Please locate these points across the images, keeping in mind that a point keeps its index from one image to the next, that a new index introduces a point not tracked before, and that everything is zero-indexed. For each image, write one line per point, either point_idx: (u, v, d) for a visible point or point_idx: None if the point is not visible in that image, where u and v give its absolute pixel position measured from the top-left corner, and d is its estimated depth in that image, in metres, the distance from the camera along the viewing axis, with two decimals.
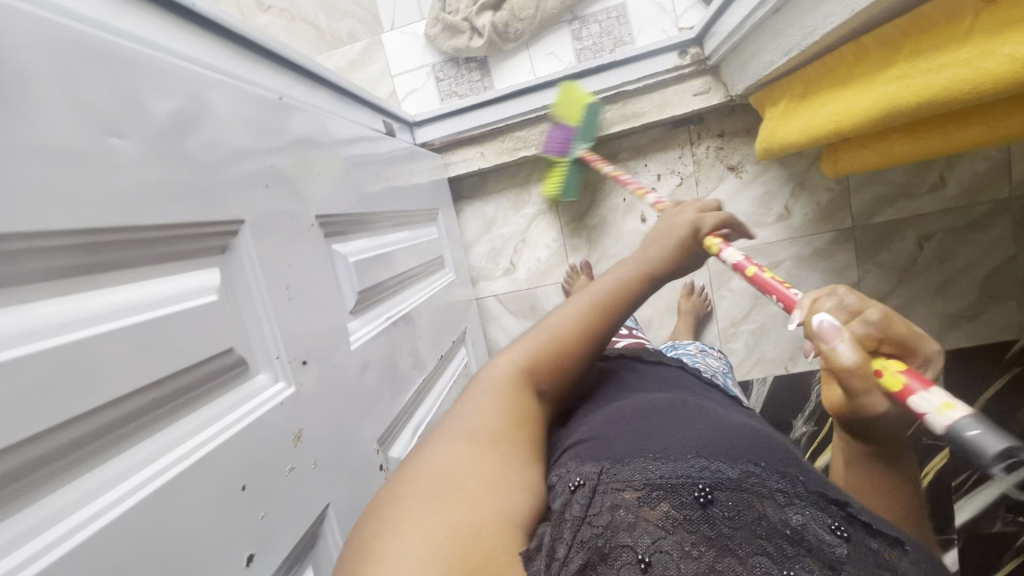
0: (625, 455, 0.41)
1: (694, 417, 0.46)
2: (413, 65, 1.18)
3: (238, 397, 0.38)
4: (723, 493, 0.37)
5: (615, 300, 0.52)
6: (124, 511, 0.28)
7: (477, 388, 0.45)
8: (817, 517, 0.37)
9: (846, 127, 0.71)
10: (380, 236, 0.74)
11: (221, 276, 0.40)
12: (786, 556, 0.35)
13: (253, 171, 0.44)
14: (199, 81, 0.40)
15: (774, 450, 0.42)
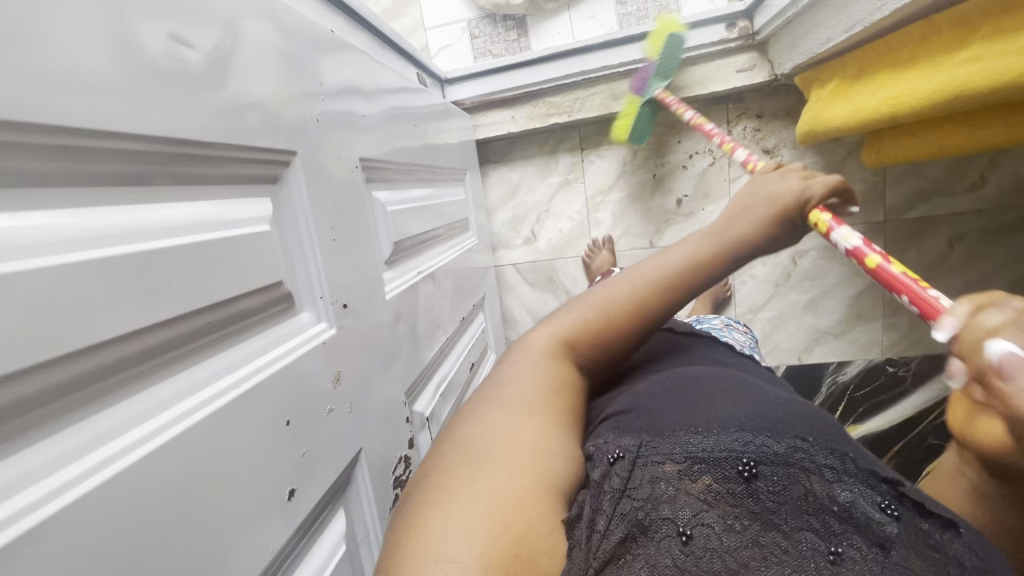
0: (668, 429, 0.41)
1: (739, 394, 0.46)
2: (448, 19, 1.14)
3: (280, 333, 0.38)
4: (768, 466, 0.36)
5: (683, 273, 0.50)
6: (175, 434, 0.27)
7: (516, 356, 0.47)
8: (870, 497, 0.36)
9: (905, 110, 0.69)
10: (413, 190, 0.72)
11: (271, 207, 0.39)
12: (833, 533, 0.34)
13: (299, 103, 0.43)
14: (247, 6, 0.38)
15: (819, 429, 0.41)
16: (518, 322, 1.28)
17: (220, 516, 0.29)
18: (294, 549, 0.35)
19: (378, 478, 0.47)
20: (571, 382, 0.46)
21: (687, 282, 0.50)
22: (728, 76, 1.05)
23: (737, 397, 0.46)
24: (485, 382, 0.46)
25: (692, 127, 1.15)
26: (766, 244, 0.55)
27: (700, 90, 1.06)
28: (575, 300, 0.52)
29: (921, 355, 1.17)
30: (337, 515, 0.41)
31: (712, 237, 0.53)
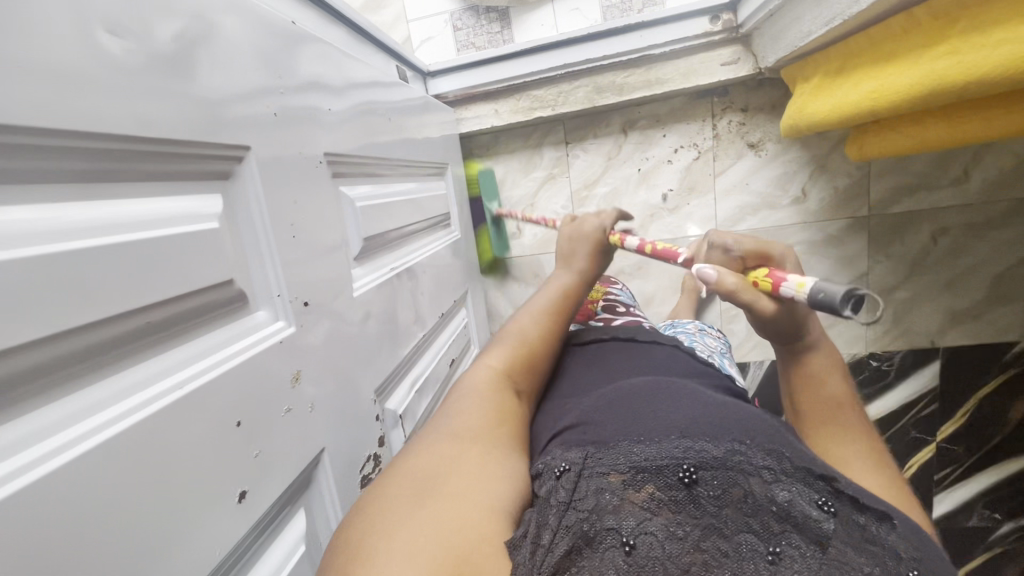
0: (614, 440, 0.43)
1: (681, 399, 0.48)
2: (430, 10, 1.11)
3: (233, 332, 0.37)
4: (706, 473, 0.39)
5: (559, 305, 0.63)
6: (108, 441, 0.26)
7: (457, 393, 0.50)
8: (807, 495, 0.39)
9: (883, 105, 0.69)
10: (389, 185, 0.71)
11: (222, 203, 0.37)
12: (773, 532, 0.37)
13: (261, 95, 0.42)
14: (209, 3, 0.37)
15: (759, 432, 0.44)
16: (503, 317, 1.28)
17: (162, 521, 0.28)
18: (246, 552, 0.35)
19: (344, 477, 0.46)
20: (516, 413, 0.50)
21: (563, 311, 0.63)
22: (713, 69, 1.04)
23: (675, 396, 0.49)
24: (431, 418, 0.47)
25: (677, 121, 1.14)
26: (597, 271, 0.70)
27: (684, 84, 1.05)
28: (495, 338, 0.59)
29: (904, 350, 1.19)
30: (294, 517, 0.40)
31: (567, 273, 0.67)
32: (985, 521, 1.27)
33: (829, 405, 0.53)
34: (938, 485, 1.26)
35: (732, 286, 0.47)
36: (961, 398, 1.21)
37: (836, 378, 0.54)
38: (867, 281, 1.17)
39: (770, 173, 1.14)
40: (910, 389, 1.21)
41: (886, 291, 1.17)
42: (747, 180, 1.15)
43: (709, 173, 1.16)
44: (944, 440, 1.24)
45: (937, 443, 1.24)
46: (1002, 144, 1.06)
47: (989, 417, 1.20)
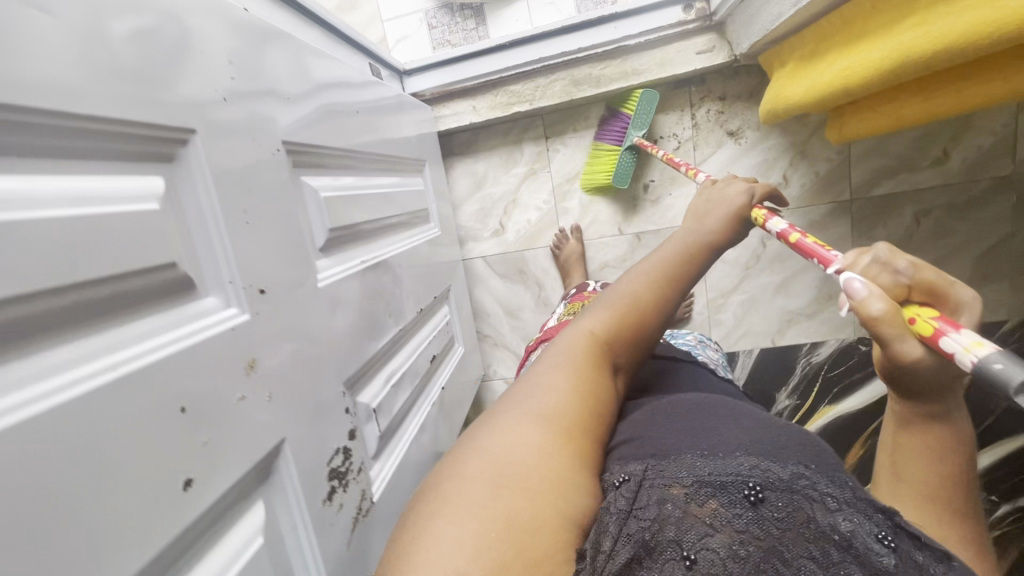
0: (682, 454, 0.44)
1: (742, 421, 0.49)
2: (405, 10, 1.12)
3: (178, 316, 0.35)
4: (772, 495, 0.39)
5: (678, 273, 0.56)
6: (33, 416, 0.25)
7: (550, 360, 0.48)
8: (873, 528, 0.38)
9: (854, 83, 0.68)
10: (361, 178, 0.70)
11: (164, 185, 0.36)
12: (831, 562, 0.36)
13: (216, 73, 0.40)
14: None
15: (825, 461, 0.44)
16: (489, 315, 1.27)
17: (96, 510, 0.27)
18: (190, 545, 0.33)
19: (308, 469, 0.45)
20: (607, 390, 0.48)
21: (682, 281, 0.57)
22: (688, 58, 1.04)
23: (740, 421, 0.50)
24: (510, 392, 0.47)
25: (656, 112, 1.14)
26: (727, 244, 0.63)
27: (660, 74, 1.05)
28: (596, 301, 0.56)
29: None
30: (252, 509, 0.38)
31: (694, 238, 0.60)
32: None
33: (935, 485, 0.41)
34: None
35: (880, 316, 0.35)
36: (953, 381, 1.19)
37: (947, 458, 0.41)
38: None
39: (752, 160, 1.14)
40: None
41: None
42: (729, 168, 1.15)
43: (689, 163, 1.15)
44: None
45: None
46: (979, 123, 1.07)
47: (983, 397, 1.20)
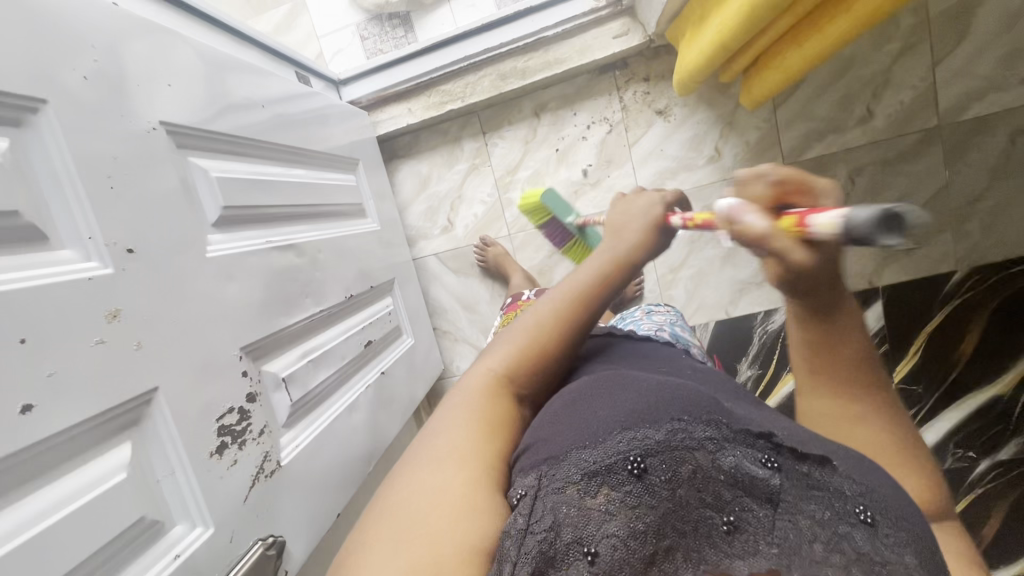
0: (564, 445, 0.40)
1: (630, 386, 0.46)
2: (338, 25, 1.18)
3: (28, 261, 0.38)
4: (656, 457, 0.37)
5: (575, 312, 0.53)
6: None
7: (450, 403, 0.48)
8: (748, 452, 0.38)
9: (728, 38, 0.73)
10: (274, 170, 0.74)
11: (15, 146, 0.39)
12: (727, 502, 0.36)
13: (75, 54, 0.44)
14: None
15: (699, 401, 0.43)
16: (446, 311, 1.29)
17: None
18: (27, 469, 0.35)
19: (188, 419, 0.47)
20: (516, 421, 0.48)
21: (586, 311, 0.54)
22: (606, 43, 1.07)
23: (626, 385, 0.47)
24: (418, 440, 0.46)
25: (586, 98, 1.18)
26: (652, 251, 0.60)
27: (581, 61, 1.09)
28: (502, 334, 0.55)
29: None
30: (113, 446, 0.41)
31: (606, 264, 0.56)
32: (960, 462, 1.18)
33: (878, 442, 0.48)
34: None
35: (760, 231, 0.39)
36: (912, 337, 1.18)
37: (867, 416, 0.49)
38: None
39: (683, 136, 1.17)
40: None
41: None
42: (662, 146, 1.18)
43: (624, 144, 1.18)
44: (902, 380, 1.19)
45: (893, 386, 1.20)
46: (898, 78, 1.09)
47: (940, 351, 1.17)
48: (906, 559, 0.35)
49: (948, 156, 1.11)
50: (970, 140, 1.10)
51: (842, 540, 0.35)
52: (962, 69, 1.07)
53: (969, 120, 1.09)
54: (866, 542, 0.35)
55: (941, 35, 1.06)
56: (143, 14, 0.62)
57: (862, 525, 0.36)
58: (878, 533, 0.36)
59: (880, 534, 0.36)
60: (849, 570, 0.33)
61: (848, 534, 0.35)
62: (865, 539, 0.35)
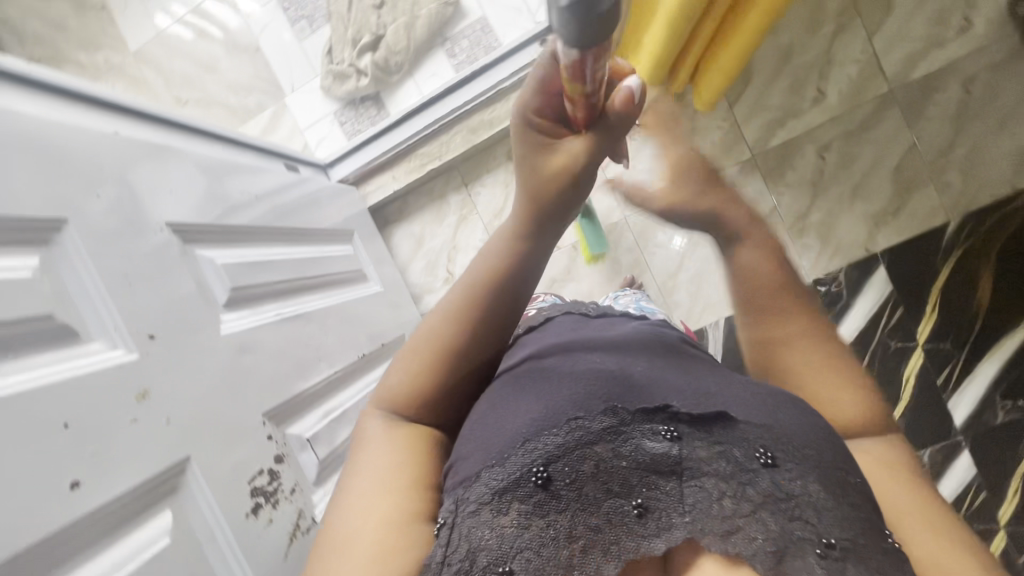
0: (475, 468, 0.41)
1: (541, 384, 0.48)
2: (317, 116, 1.29)
3: (64, 357, 0.43)
4: (557, 463, 0.39)
5: (482, 292, 0.52)
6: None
7: (374, 434, 0.48)
8: (648, 430, 0.41)
9: (660, 53, 0.81)
10: (276, 249, 0.80)
11: (44, 260, 0.45)
12: (634, 486, 0.39)
13: (84, 177, 0.51)
14: (37, 123, 0.48)
15: (598, 389, 0.45)
16: None
17: None
18: (75, 542, 0.39)
19: (220, 484, 0.51)
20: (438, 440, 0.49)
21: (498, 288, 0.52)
22: None
23: (538, 385, 0.48)
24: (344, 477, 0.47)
25: None
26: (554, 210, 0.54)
27: None
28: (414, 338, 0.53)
29: (844, 266, 1.20)
30: (157, 515, 0.45)
31: (510, 232, 0.53)
32: (1015, 413, 1.12)
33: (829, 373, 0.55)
34: (946, 392, 1.15)
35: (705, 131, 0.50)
36: (923, 295, 1.16)
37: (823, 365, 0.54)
38: (780, 214, 1.21)
39: None
40: (869, 303, 1.19)
41: (803, 218, 1.20)
42: (633, 162, 1.24)
43: None
44: (927, 341, 1.16)
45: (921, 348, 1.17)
46: (840, 56, 1.15)
47: (954, 303, 1.15)
48: (809, 488, 0.39)
49: (907, 116, 1.15)
50: (925, 97, 1.14)
51: (747, 487, 0.39)
52: (897, 35, 1.13)
53: (918, 79, 1.13)
54: (769, 484, 0.39)
55: (869, 10, 1.13)
56: (148, 136, 0.71)
57: (763, 469, 0.39)
58: (780, 473, 0.39)
59: (783, 471, 0.39)
60: (755, 516, 0.38)
61: (751, 478, 0.39)
62: (769, 481, 0.39)
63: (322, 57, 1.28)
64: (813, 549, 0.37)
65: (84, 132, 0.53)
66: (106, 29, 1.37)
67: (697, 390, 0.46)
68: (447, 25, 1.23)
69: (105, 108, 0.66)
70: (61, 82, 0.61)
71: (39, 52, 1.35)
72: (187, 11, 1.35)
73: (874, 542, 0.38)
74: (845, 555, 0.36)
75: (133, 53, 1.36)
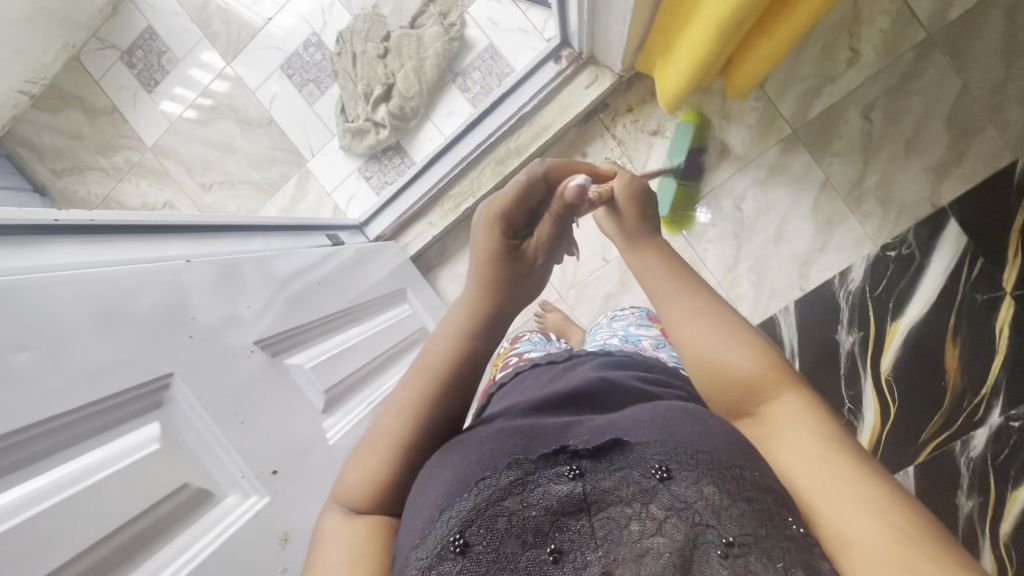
0: (401, 557, 0.37)
1: (452, 447, 0.44)
2: (343, 176, 1.28)
3: (205, 523, 0.43)
4: (472, 527, 0.35)
5: (439, 379, 0.50)
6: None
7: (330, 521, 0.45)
8: (552, 473, 0.38)
9: (701, 57, 0.77)
10: (348, 332, 0.79)
11: (164, 425, 0.44)
12: (547, 531, 0.35)
13: (178, 323, 0.49)
14: (118, 276, 0.46)
15: (505, 441, 0.41)
16: None
17: None
18: None
19: None
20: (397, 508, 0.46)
21: (454, 378, 0.50)
22: (581, 94, 1.12)
23: (449, 449, 0.45)
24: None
25: (582, 148, 1.21)
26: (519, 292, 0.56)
27: (565, 119, 1.13)
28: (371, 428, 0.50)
29: (911, 225, 1.13)
30: None
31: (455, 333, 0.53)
32: None
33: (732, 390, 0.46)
34: None
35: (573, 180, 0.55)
36: (1002, 240, 1.08)
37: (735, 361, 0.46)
38: (834, 185, 1.16)
39: None
40: (945, 259, 1.11)
41: (858, 185, 1.15)
42: None
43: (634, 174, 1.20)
44: (1015, 287, 1.08)
45: (1012, 295, 1.08)
46: (867, 11, 1.10)
47: None
48: (704, 491, 0.35)
49: (953, 58, 1.08)
50: (968, 36, 1.07)
51: (648, 506, 0.36)
52: None
53: (956, 18, 1.07)
54: (670, 497, 0.36)
55: None
56: (213, 249, 0.70)
57: (661, 484, 0.36)
58: (676, 484, 0.36)
59: (679, 482, 0.36)
60: (662, 531, 0.35)
61: (651, 495, 0.36)
62: (668, 494, 0.36)
63: (336, 117, 1.27)
64: (715, 551, 0.33)
65: (165, 268, 0.51)
66: (122, 130, 1.37)
67: (598, 422, 0.43)
68: (455, 60, 1.21)
69: (163, 233, 0.65)
70: (120, 219, 0.60)
71: (62, 164, 1.35)
72: (196, 95, 1.35)
73: (777, 531, 0.34)
74: (745, 551, 0.33)
75: (152, 148, 1.37)
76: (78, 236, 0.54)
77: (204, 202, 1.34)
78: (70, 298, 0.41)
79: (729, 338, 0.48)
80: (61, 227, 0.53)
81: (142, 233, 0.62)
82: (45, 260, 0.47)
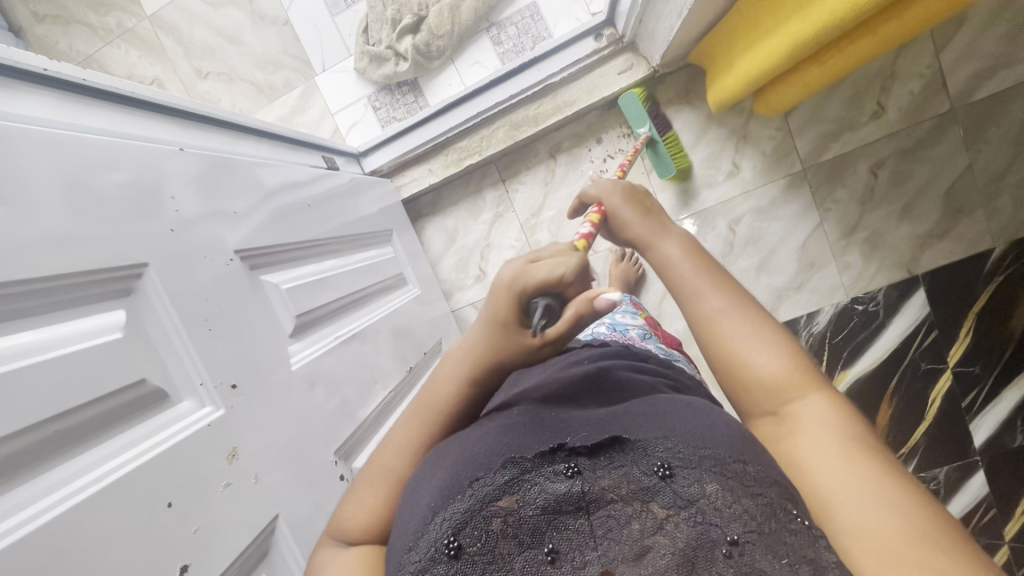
0: (398, 557, 0.37)
1: (450, 448, 0.44)
2: (350, 100, 1.23)
3: (156, 425, 0.42)
4: (466, 529, 0.35)
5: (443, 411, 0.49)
6: (19, 541, 0.31)
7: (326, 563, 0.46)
8: (549, 472, 0.38)
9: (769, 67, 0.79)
10: (329, 264, 0.76)
11: (127, 315, 0.42)
12: (543, 529, 0.35)
13: (158, 213, 0.47)
14: (105, 149, 0.44)
15: (500, 442, 0.41)
16: None
17: None
18: None
19: (302, 532, 0.52)
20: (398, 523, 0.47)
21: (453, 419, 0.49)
22: (612, 80, 1.09)
23: (446, 448, 0.45)
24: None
25: (596, 134, 1.19)
26: (569, 333, 0.45)
27: (591, 100, 1.10)
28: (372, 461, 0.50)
29: (883, 286, 1.18)
30: None
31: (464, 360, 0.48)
32: None
33: (767, 390, 0.47)
34: (970, 414, 1.15)
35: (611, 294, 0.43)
36: (961, 317, 1.15)
37: (768, 361, 0.48)
38: (826, 230, 1.19)
39: (699, 155, 1.20)
40: (904, 324, 1.17)
41: (847, 234, 1.18)
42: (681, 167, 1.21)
43: None
44: (958, 363, 1.15)
45: (952, 369, 1.15)
46: (904, 70, 1.11)
47: (990, 330, 1.13)
48: (707, 490, 0.36)
49: (966, 137, 1.11)
50: (987, 118, 1.10)
51: (650, 505, 0.36)
52: (966, 52, 1.08)
53: (983, 99, 1.09)
54: (669, 495, 0.36)
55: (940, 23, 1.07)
56: (213, 144, 0.66)
57: (662, 482, 0.36)
58: (677, 482, 0.36)
59: (678, 480, 0.36)
60: (665, 531, 0.34)
61: (652, 493, 0.36)
62: (668, 493, 0.36)
63: (356, 36, 1.20)
64: (719, 550, 0.33)
65: (142, 149, 0.48)
66: None
67: (598, 420, 0.44)
68: (493, 9, 1.16)
69: (165, 115, 0.61)
70: (123, 88, 0.54)
71: (45, 10, 1.26)
72: None
73: (783, 525, 0.35)
74: (747, 547, 0.33)
75: (151, 17, 1.26)
76: (95, 98, 0.51)
77: (198, 91, 1.27)
78: (41, 159, 0.38)
79: (760, 338, 0.49)
80: (46, 79, 0.46)
81: (155, 111, 0.59)
82: (18, 108, 0.43)
